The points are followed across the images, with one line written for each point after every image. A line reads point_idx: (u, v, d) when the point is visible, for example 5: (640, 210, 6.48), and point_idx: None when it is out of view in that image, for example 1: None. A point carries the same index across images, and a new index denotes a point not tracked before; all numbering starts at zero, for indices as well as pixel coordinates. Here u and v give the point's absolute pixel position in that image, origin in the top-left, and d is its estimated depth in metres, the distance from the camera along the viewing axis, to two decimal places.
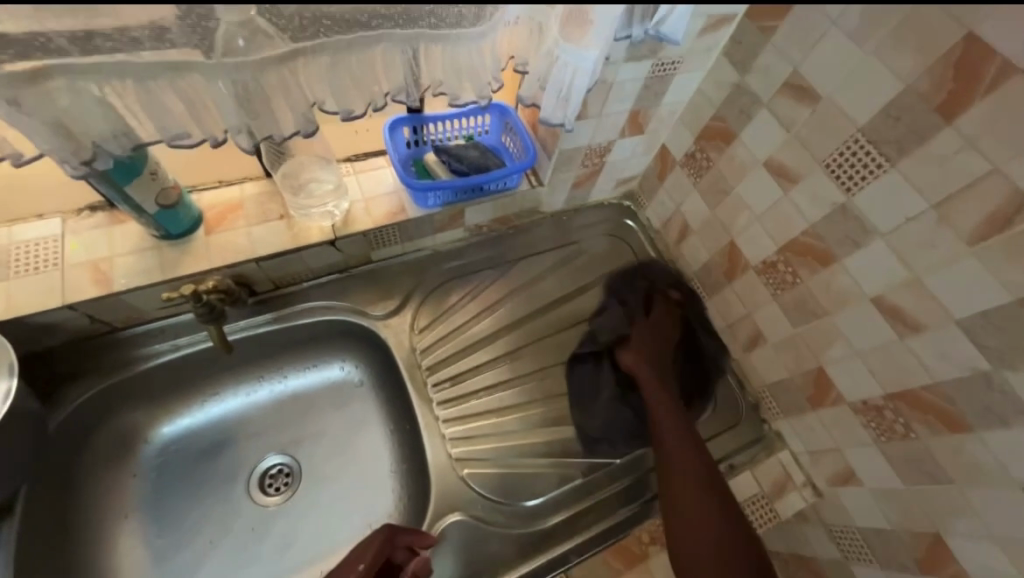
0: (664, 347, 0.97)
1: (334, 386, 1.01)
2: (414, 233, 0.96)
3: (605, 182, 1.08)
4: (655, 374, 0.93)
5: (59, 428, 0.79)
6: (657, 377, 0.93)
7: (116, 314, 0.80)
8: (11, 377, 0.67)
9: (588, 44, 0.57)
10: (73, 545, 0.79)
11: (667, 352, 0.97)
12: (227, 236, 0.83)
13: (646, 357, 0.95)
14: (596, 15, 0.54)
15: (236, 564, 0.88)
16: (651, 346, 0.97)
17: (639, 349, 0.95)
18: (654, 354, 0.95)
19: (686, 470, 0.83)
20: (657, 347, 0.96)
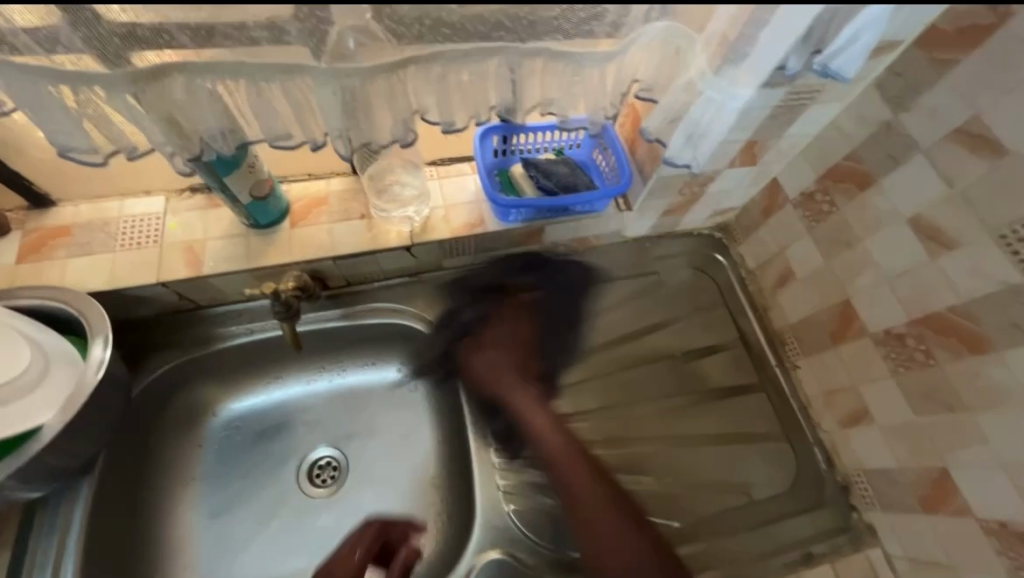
0: (503, 332, 0.86)
1: (387, 387, 1.01)
2: (490, 246, 0.92)
3: (699, 211, 0.98)
4: (521, 367, 0.85)
5: (141, 394, 0.83)
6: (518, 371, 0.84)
7: (203, 294, 0.83)
8: (106, 347, 0.69)
9: (744, 79, 0.52)
10: (140, 505, 0.83)
11: (530, 345, 0.87)
12: (310, 231, 0.83)
13: (511, 348, 0.85)
14: (756, 51, 0.49)
15: (279, 550, 0.90)
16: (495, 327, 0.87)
17: (496, 350, 0.85)
18: (518, 352, 0.85)
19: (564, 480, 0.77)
20: (520, 337, 0.86)
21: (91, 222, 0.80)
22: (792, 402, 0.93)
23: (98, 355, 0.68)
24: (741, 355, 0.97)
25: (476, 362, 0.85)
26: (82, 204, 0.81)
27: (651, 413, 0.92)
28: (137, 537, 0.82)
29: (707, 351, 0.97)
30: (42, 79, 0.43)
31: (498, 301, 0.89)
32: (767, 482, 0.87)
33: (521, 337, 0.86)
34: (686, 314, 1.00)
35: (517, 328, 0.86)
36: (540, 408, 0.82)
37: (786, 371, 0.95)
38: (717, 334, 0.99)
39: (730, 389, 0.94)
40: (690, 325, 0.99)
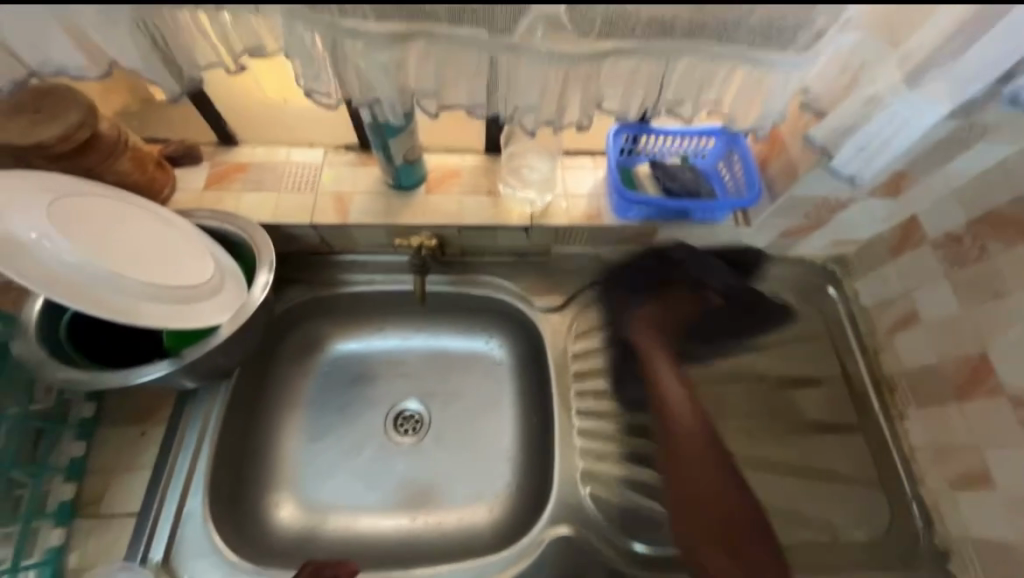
0: (666, 323, 0.94)
1: (476, 357, 1.06)
2: (601, 240, 0.95)
3: (820, 238, 0.95)
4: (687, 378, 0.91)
5: (280, 316, 0.97)
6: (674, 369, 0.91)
7: (341, 241, 0.93)
8: (270, 272, 0.79)
9: (937, 94, 0.53)
10: (257, 414, 0.96)
11: (671, 330, 0.94)
12: (442, 199, 0.90)
13: (670, 349, 0.93)
14: (960, 67, 0.50)
15: (361, 485, 0.96)
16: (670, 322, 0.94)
17: (650, 326, 0.93)
18: (665, 333, 0.94)
19: (697, 467, 0.83)
20: (666, 331, 0.94)
21: (263, 164, 0.92)
22: (893, 452, 0.87)
23: (263, 278, 0.79)
24: (841, 393, 0.93)
25: (636, 328, 0.93)
26: (259, 147, 0.93)
27: (736, 431, 0.90)
28: (252, 442, 0.94)
29: (804, 381, 0.94)
30: (302, 35, 0.51)
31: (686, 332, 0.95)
32: (854, 528, 0.83)
33: (671, 330, 0.94)
34: (787, 341, 0.97)
35: (701, 326, 0.95)
36: (685, 400, 0.88)
37: (891, 418, 0.89)
38: (817, 367, 0.95)
39: (824, 425, 0.90)
40: (789, 352, 0.96)
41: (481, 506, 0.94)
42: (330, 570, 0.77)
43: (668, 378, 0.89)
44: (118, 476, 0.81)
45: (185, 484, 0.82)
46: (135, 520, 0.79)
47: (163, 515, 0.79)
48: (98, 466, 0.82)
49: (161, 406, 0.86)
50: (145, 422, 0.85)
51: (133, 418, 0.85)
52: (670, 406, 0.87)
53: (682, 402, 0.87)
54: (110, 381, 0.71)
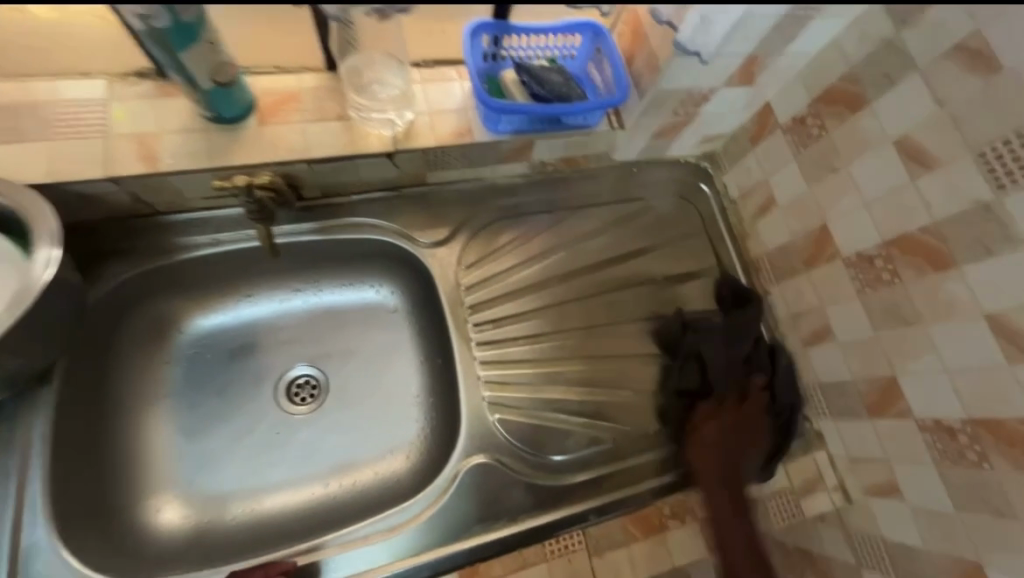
0: (743, 431, 0.83)
1: (368, 308, 0.98)
2: (476, 160, 0.88)
3: (690, 136, 0.97)
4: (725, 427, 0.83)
5: (101, 301, 0.78)
6: (731, 434, 0.83)
7: (161, 197, 0.76)
8: (54, 246, 0.62)
9: None
10: (107, 418, 0.80)
11: (748, 427, 0.83)
12: (280, 129, 0.75)
13: (733, 427, 0.83)
14: None
15: (261, 464, 0.87)
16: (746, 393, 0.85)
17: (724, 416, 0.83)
18: (737, 426, 0.83)
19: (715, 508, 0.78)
20: (739, 426, 0.83)
21: (16, 106, 0.69)
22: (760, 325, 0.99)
23: (45, 254, 0.62)
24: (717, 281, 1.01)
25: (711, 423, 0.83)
26: (4, 84, 0.70)
27: (631, 333, 0.94)
28: (107, 448, 0.79)
29: (686, 277, 1.00)
30: None
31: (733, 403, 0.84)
32: None
33: (739, 427, 0.83)
34: (668, 241, 1.02)
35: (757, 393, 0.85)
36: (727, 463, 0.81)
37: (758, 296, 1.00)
38: (696, 262, 1.01)
39: (705, 312, 0.98)
40: (671, 252, 1.01)
41: (396, 456, 0.90)
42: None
43: (703, 438, 0.82)
44: None
45: (18, 513, 0.67)
46: None
47: None
48: None
49: None
50: None
51: None
52: (697, 455, 0.82)
53: (714, 452, 0.82)
54: None
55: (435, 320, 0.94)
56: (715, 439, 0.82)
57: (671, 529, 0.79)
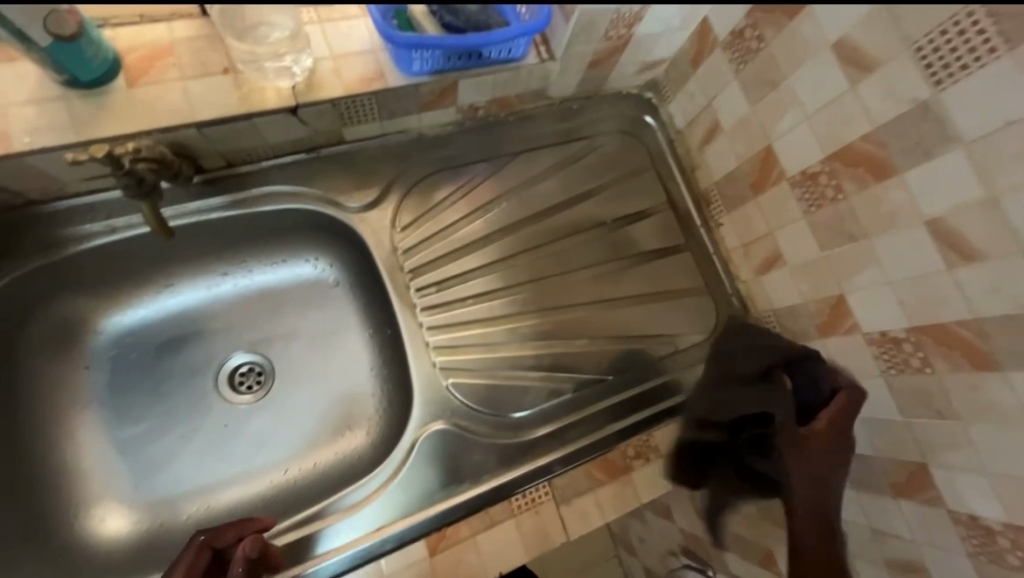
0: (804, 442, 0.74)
1: (305, 285, 0.91)
2: (396, 110, 0.79)
3: (628, 64, 0.90)
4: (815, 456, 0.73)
5: None
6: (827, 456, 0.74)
7: (29, 183, 0.66)
8: None
9: None
10: (24, 433, 0.74)
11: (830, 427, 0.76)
12: (155, 91, 0.65)
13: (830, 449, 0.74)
14: None
15: (209, 460, 0.83)
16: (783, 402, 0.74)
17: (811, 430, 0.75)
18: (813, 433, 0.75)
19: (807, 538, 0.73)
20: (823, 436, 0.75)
21: None
22: (714, 258, 0.97)
23: None
24: (669, 217, 0.98)
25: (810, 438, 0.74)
26: None
27: (585, 281, 0.91)
28: (29, 465, 0.73)
29: (636, 216, 0.96)
30: None
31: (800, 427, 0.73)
32: (692, 332, 0.92)
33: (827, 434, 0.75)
34: (616, 181, 0.97)
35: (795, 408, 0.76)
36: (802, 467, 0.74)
37: (710, 229, 0.97)
38: (646, 199, 0.97)
39: (658, 251, 0.95)
40: (620, 191, 0.97)
41: (354, 434, 0.87)
42: (227, 541, 0.66)
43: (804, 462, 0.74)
44: None
45: None
46: None
47: None
48: None
49: None
50: None
51: None
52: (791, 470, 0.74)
53: (817, 463, 0.74)
54: None
55: (376, 289, 0.88)
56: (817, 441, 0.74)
57: (636, 469, 0.80)
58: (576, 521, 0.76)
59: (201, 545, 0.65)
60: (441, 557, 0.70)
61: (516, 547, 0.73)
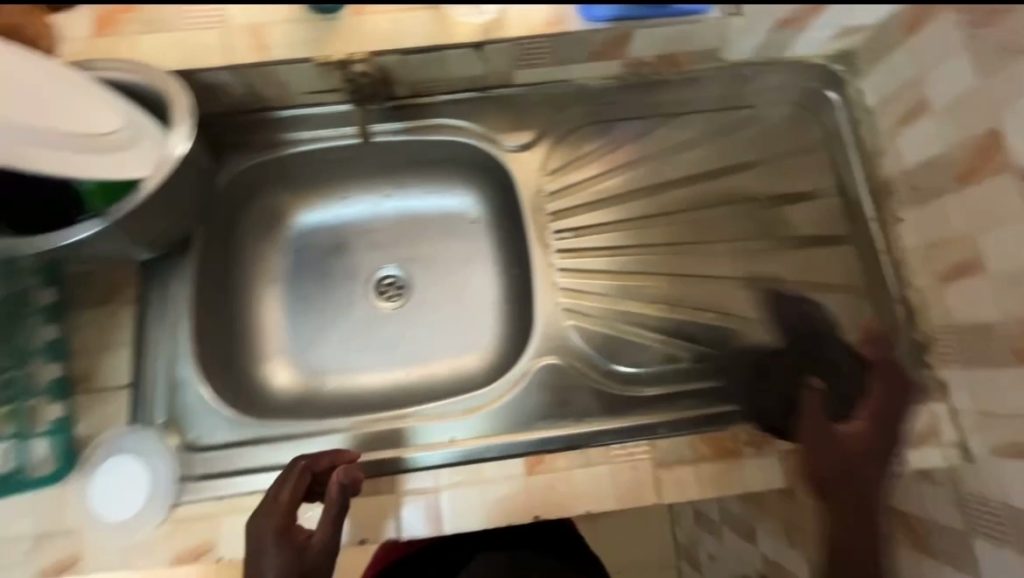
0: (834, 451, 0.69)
1: (450, 215, 1.00)
2: (567, 56, 0.83)
3: (821, 27, 0.82)
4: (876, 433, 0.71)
5: (226, 188, 0.89)
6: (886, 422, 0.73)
7: (271, 89, 0.82)
8: (193, 119, 0.70)
9: None
10: (230, 291, 0.91)
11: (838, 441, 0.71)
12: (374, 19, 0.76)
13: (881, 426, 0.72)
14: None
15: (352, 349, 0.96)
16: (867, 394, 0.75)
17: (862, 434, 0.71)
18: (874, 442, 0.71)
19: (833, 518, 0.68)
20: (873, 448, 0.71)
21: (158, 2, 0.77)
22: (882, 257, 0.85)
23: (185, 126, 0.70)
24: (836, 204, 0.88)
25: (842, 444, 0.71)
26: None
27: (725, 254, 0.86)
28: (228, 317, 0.90)
29: (796, 197, 0.88)
30: None
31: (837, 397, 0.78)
32: (838, 332, 0.83)
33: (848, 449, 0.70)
34: (778, 157, 0.90)
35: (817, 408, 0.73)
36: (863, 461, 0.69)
37: (885, 224, 0.86)
38: (810, 181, 0.89)
39: (815, 239, 0.86)
40: (781, 168, 0.90)
41: (470, 356, 0.95)
42: (323, 467, 0.69)
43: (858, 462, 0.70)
44: (102, 354, 0.77)
45: (167, 356, 0.79)
46: (130, 392, 0.76)
47: (156, 387, 0.77)
48: (78, 347, 0.77)
49: (126, 284, 0.80)
50: (114, 302, 0.79)
51: (100, 299, 0.79)
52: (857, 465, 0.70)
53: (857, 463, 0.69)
54: (41, 245, 0.65)
55: (514, 228, 0.94)
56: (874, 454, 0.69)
57: (746, 455, 0.76)
58: (671, 487, 0.75)
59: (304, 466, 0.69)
60: (535, 479, 0.75)
61: (607, 494, 0.75)
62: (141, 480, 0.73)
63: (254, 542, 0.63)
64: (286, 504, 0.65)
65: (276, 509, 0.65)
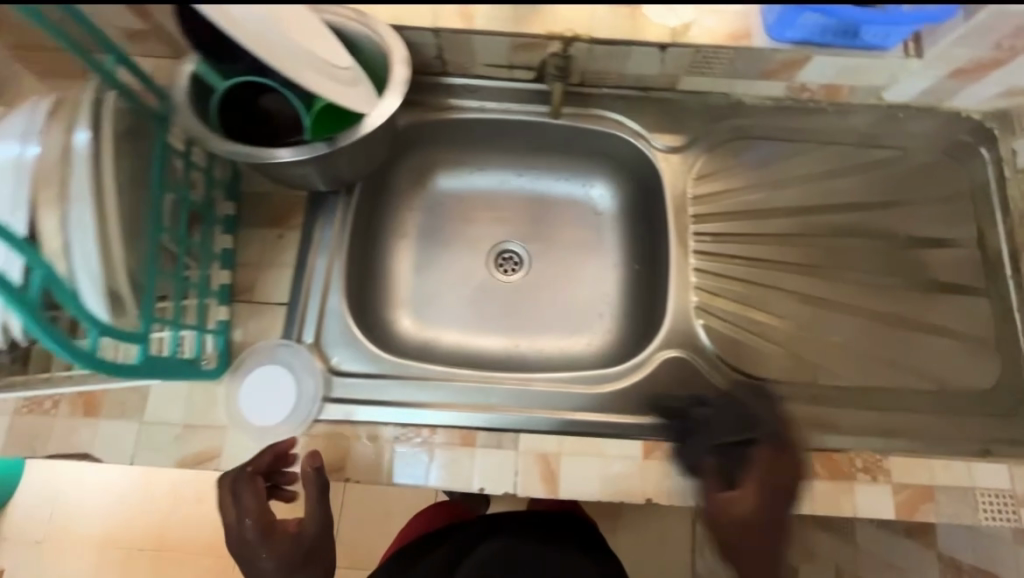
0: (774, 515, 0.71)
1: (578, 204, 1.04)
2: (738, 70, 0.86)
3: (992, 83, 0.84)
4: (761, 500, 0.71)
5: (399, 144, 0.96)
6: (769, 485, 0.72)
7: (458, 55, 0.87)
8: (407, 68, 0.73)
9: None
10: (372, 237, 0.96)
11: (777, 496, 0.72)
12: (573, 7, 0.81)
13: (763, 494, 0.72)
14: None
15: (468, 312, 1.01)
16: (758, 459, 0.74)
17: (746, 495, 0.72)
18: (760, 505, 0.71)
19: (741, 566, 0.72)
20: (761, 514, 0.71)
21: None
22: (1016, 315, 0.85)
23: (401, 73, 0.73)
24: (973, 255, 0.89)
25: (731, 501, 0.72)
26: None
27: (855, 283, 0.88)
28: (368, 259, 0.95)
29: (932, 243, 0.90)
30: None
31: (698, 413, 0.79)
32: (963, 380, 0.84)
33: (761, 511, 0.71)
34: (916, 201, 0.92)
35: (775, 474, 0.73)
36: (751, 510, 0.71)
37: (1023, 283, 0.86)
38: (949, 229, 0.90)
39: (948, 286, 0.88)
40: (919, 212, 0.92)
41: (580, 339, 0.98)
42: (268, 461, 0.72)
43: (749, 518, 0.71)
44: (265, 270, 0.83)
45: (323, 283, 0.85)
46: (286, 309, 0.82)
47: (308, 309, 0.83)
48: (244, 260, 0.83)
49: (295, 211, 0.86)
50: (283, 226, 0.86)
51: (272, 220, 0.85)
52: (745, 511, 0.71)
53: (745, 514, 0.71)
54: (253, 159, 0.69)
55: (646, 225, 0.97)
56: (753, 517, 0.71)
57: (860, 481, 0.77)
58: None
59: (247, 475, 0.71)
60: (650, 464, 0.77)
61: None
62: (290, 393, 0.77)
63: (241, 552, 0.70)
64: (256, 512, 0.70)
65: (244, 527, 0.70)
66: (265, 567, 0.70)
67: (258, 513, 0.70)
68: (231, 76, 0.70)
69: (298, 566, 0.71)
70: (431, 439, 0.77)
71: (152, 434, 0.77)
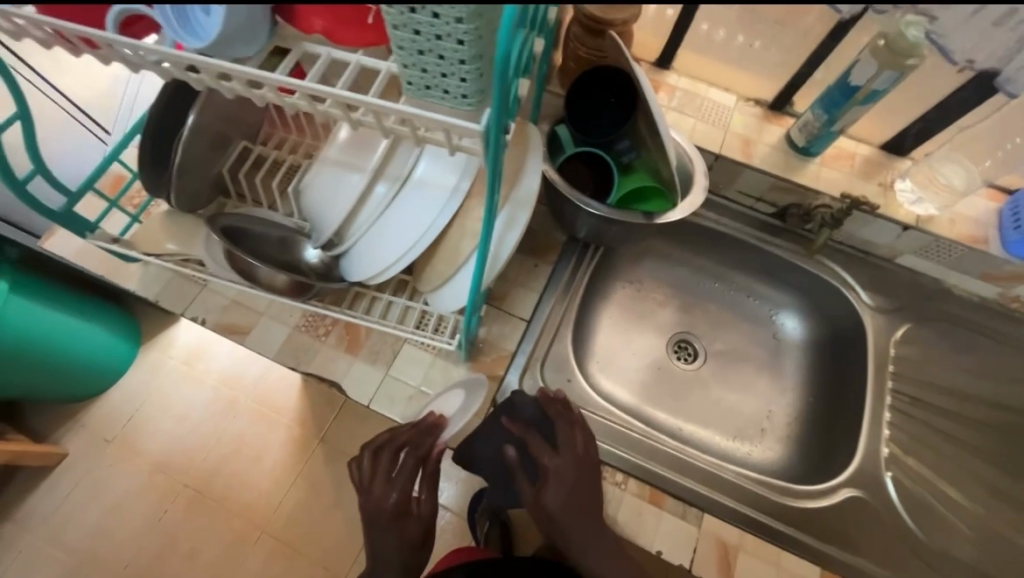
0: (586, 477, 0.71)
1: (763, 323, 1.14)
2: (963, 265, 0.97)
3: None
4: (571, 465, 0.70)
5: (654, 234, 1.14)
6: (580, 472, 0.70)
7: (723, 177, 1.05)
8: (706, 178, 0.87)
9: None
10: (591, 291, 1.10)
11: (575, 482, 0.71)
12: (834, 175, 0.97)
13: (580, 463, 0.71)
14: None
15: (645, 382, 1.09)
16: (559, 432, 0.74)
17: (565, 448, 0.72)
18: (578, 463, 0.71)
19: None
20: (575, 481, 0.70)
21: (685, 92, 1.05)
22: None
23: (701, 182, 0.86)
24: None
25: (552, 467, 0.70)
26: (684, 78, 1.06)
27: None
28: (585, 309, 1.09)
29: None
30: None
31: (543, 463, 0.70)
32: None
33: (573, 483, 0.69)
34: None
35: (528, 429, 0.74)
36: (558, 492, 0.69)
37: None
38: None
39: None
40: None
41: (743, 446, 1.03)
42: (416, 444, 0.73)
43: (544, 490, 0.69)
44: (518, 289, 0.99)
45: (560, 316, 0.99)
46: (525, 325, 0.96)
47: (543, 333, 0.96)
48: (503, 275, 0.99)
49: (551, 251, 1.03)
50: (538, 258, 1.02)
51: (531, 251, 1.02)
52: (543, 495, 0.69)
53: (572, 476, 0.70)
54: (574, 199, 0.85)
55: (835, 367, 1.06)
56: (557, 500, 0.68)
57: None
58: None
59: (393, 447, 0.73)
60: None
61: None
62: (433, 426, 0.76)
63: (369, 515, 0.71)
64: (395, 491, 0.71)
65: (381, 499, 0.71)
66: (392, 541, 0.71)
67: (395, 494, 0.71)
68: (580, 142, 0.91)
69: (417, 546, 0.73)
70: (624, 485, 0.85)
71: (393, 386, 0.89)
